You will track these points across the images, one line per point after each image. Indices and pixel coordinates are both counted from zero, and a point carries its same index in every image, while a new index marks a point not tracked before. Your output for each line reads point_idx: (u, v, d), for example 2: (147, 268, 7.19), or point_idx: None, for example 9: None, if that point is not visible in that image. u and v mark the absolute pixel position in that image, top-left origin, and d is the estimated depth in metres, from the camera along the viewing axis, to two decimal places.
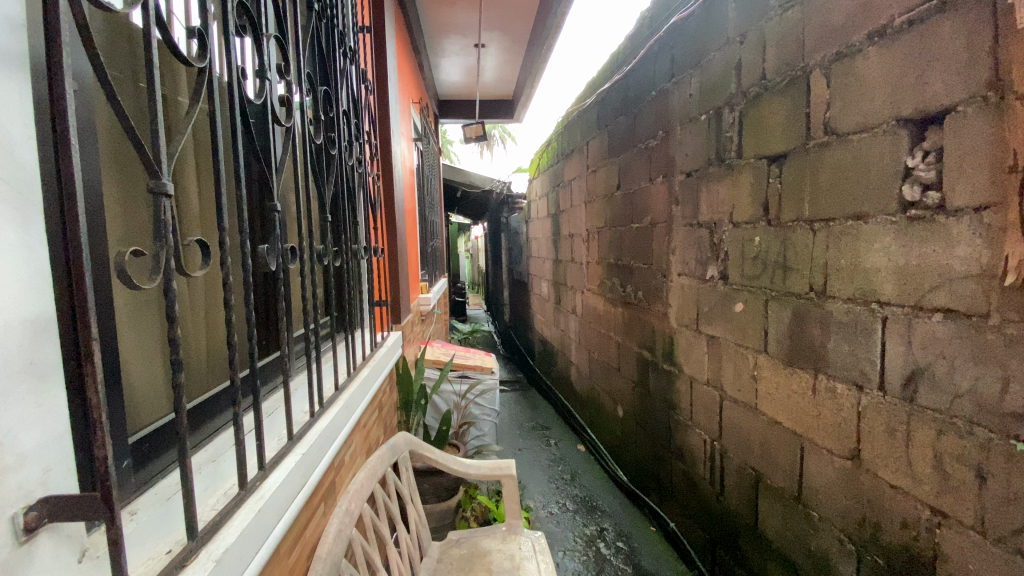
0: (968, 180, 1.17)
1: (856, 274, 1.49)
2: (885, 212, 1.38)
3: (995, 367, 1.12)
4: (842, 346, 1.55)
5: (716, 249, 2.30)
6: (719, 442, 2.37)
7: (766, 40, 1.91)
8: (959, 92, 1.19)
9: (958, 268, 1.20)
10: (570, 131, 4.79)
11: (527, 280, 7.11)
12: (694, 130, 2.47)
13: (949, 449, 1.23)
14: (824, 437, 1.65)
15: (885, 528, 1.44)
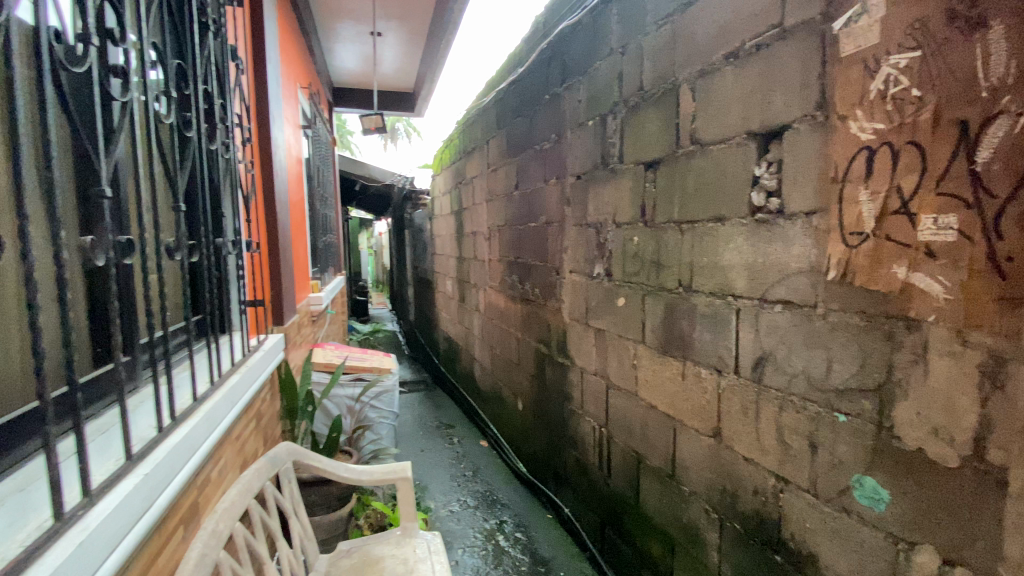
0: (801, 188, 1.33)
1: (715, 271, 1.65)
2: (739, 215, 1.55)
3: (821, 350, 1.29)
4: (705, 335, 1.71)
5: (602, 248, 2.43)
6: (606, 429, 2.51)
7: (643, 53, 2.05)
8: (795, 110, 1.35)
9: (793, 265, 1.36)
10: (470, 129, 4.79)
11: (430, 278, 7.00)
12: (583, 135, 2.59)
13: (788, 423, 1.40)
14: (693, 419, 1.80)
15: (742, 496, 1.61)
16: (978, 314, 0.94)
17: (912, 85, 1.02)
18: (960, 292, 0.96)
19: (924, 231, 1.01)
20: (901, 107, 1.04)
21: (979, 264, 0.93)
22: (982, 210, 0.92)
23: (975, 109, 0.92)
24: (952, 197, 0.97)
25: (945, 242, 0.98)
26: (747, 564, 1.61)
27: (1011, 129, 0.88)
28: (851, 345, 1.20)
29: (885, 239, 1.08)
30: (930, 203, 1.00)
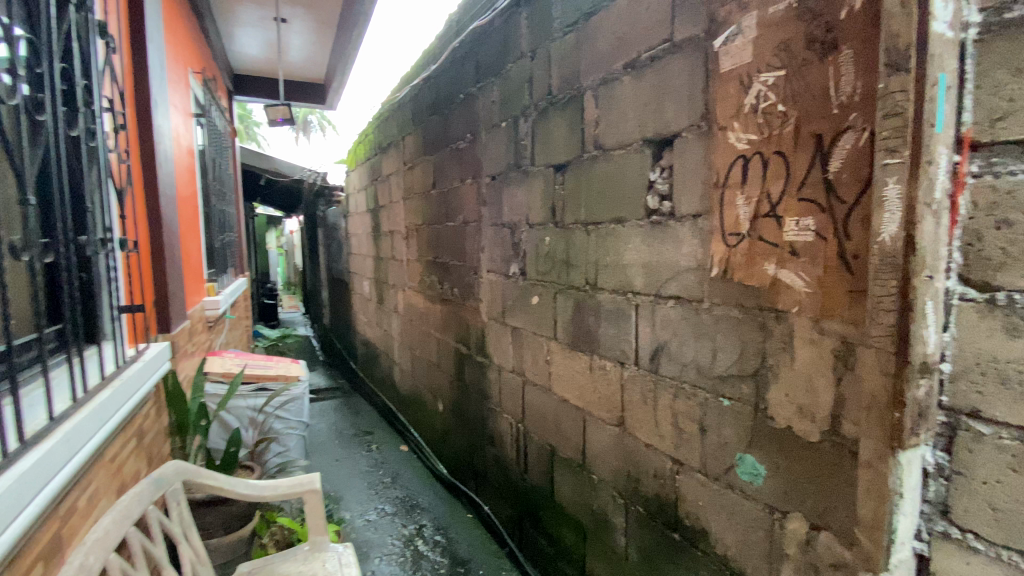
0: (688, 191, 1.44)
1: (618, 269, 1.74)
2: (637, 217, 1.64)
3: (707, 341, 1.40)
4: (609, 330, 1.79)
5: (516, 248, 2.47)
6: (522, 425, 2.55)
7: (551, 58, 2.10)
8: (683, 120, 1.45)
9: (684, 263, 1.47)
10: (385, 125, 4.65)
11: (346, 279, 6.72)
12: (497, 136, 2.61)
13: (682, 409, 1.51)
14: (600, 410, 1.89)
15: (644, 480, 1.71)
16: (831, 305, 1.06)
17: (778, 101, 1.14)
18: (817, 286, 1.08)
19: (788, 232, 1.13)
20: (770, 121, 1.15)
21: (832, 260, 1.04)
22: (834, 212, 1.03)
23: (828, 123, 1.04)
24: (810, 202, 1.08)
25: (805, 241, 1.09)
26: (649, 543, 1.71)
27: (856, 140, 0.99)
28: (732, 335, 1.32)
29: (758, 240, 1.20)
30: (794, 206, 1.11)
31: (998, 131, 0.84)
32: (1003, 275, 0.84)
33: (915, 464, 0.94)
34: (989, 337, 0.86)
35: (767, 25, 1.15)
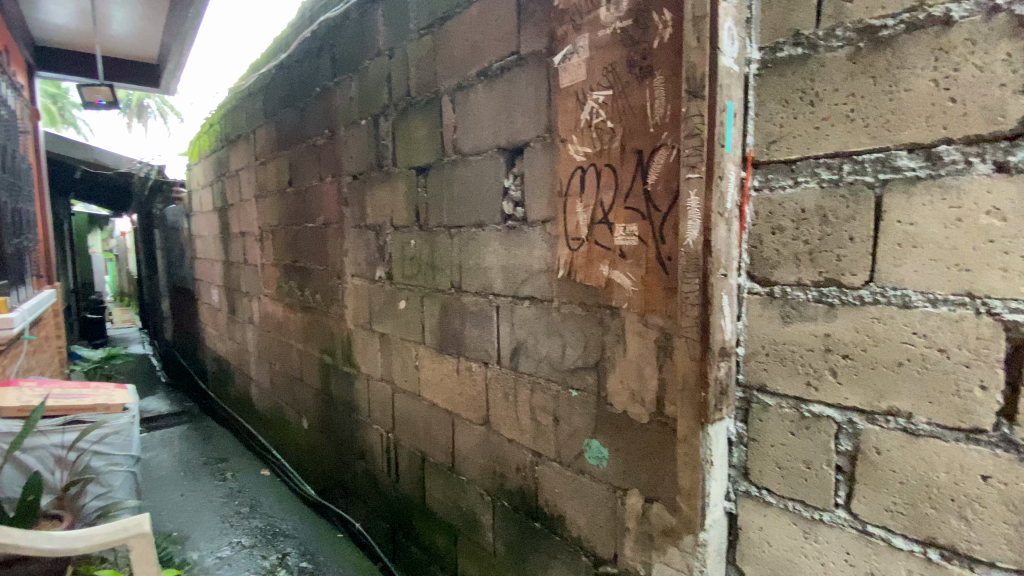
0: (538, 197, 1.52)
1: (479, 272, 1.77)
2: (494, 221, 1.69)
3: (559, 337, 1.49)
4: (473, 331, 1.82)
5: (381, 251, 2.39)
6: (392, 434, 2.48)
7: (408, 59, 2.07)
8: (531, 129, 1.53)
9: (536, 265, 1.54)
10: (232, 115, 4.19)
11: (191, 287, 5.94)
12: (357, 135, 2.50)
13: (539, 403, 1.58)
14: (467, 411, 1.91)
15: (508, 475, 1.76)
16: (653, 301, 1.19)
17: (607, 118, 1.24)
18: (642, 284, 1.21)
19: (618, 237, 1.24)
20: (602, 135, 1.26)
21: (651, 262, 1.18)
22: (653, 219, 1.16)
23: (646, 140, 1.15)
24: (634, 210, 1.20)
25: (631, 245, 1.22)
26: (514, 536, 1.76)
27: (667, 156, 1.11)
28: (578, 330, 1.42)
29: (595, 243, 1.31)
30: (622, 214, 1.23)
31: (772, 152, 1.01)
32: (777, 272, 1.02)
33: (721, 434, 1.10)
34: (770, 323, 1.04)
35: (597, 47, 1.24)
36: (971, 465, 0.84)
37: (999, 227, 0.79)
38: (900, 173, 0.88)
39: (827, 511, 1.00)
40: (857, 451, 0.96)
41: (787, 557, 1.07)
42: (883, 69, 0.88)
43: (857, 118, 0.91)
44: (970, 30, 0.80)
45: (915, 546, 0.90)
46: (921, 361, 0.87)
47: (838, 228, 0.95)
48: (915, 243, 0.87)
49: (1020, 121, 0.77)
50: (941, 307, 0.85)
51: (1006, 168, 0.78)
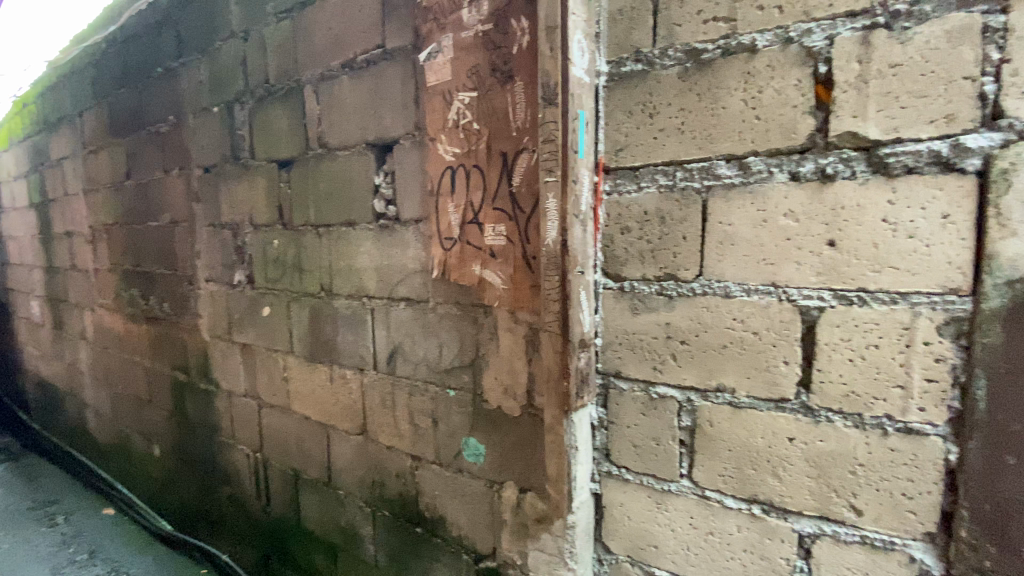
0: (409, 196, 1.48)
1: (350, 273, 1.69)
2: (365, 220, 1.62)
3: (435, 337, 1.45)
4: (346, 336, 1.74)
5: (240, 253, 2.17)
6: (260, 453, 2.27)
7: (266, 43, 1.91)
8: (400, 126, 1.49)
9: (408, 265, 1.50)
10: (50, 94, 3.54)
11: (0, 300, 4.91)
12: (208, 123, 2.25)
13: (416, 406, 1.54)
14: (342, 420, 1.81)
15: (388, 483, 1.70)
16: (521, 299, 1.22)
17: (472, 119, 1.24)
18: (510, 283, 1.22)
19: (487, 237, 1.25)
20: (468, 136, 1.26)
21: (517, 261, 1.20)
22: (518, 220, 1.17)
23: (510, 143, 1.17)
24: (501, 211, 1.21)
25: (499, 245, 1.22)
26: (396, 545, 1.71)
27: (529, 159, 1.14)
28: (452, 330, 1.41)
29: (466, 243, 1.30)
30: (490, 214, 1.23)
31: (619, 159, 1.11)
32: (627, 269, 1.12)
33: (584, 420, 1.17)
34: (623, 315, 1.14)
35: (460, 48, 1.25)
36: (780, 430, 0.98)
37: (794, 227, 0.93)
38: (720, 180, 1.00)
39: (674, 481, 1.12)
40: (695, 425, 1.08)
41: (644, 528, 1.17)
42: (706, 87, 0.99)
43: (687, 130, 1.02)
44: (770, 57, 0.93)
45: (743, 504, 1.04)
46: (741, 343, 1.01)
47: (674, 229, 1.06)
48: (734, 241, 1.00)
49: (807, 137, 0.91)
50: (754, 296, 0.98)
51: (798, 177, 0.92)
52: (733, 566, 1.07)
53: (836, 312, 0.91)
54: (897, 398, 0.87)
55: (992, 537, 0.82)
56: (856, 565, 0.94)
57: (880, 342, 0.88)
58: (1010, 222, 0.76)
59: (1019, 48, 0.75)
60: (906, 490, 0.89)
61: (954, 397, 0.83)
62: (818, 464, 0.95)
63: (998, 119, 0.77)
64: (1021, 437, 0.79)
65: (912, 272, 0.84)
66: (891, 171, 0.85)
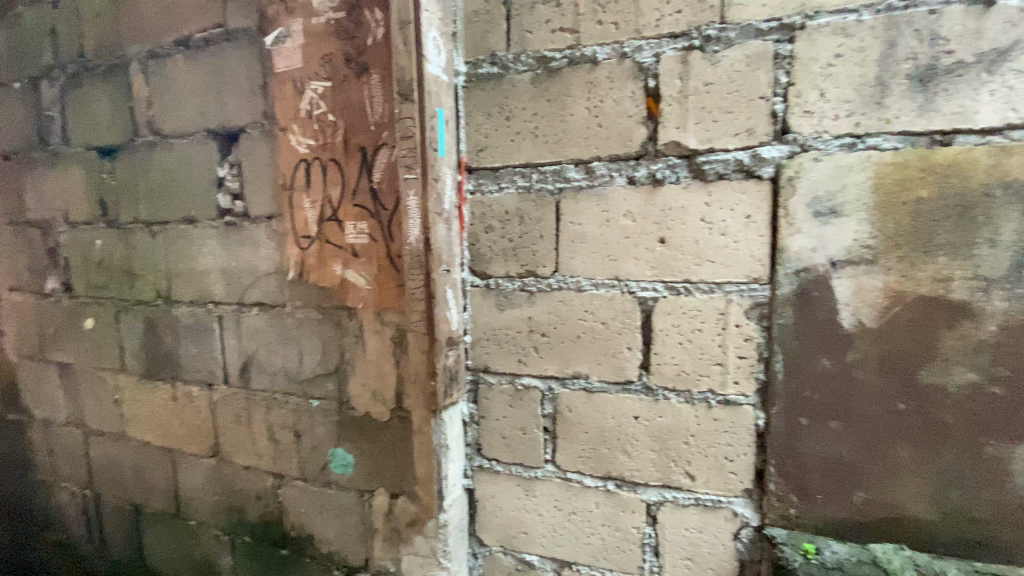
0: (259, 192, 1.36)
1: (193, 277, 1.51)
2: (209, 217, 1.46)
3: (293, 344, 1.35)
4: (192, 349, 1.55)
5: (53, 256, 1.83)
6: (90, 490, 1.94)
7: (78, 10, 1.63)
8: (247, 115, 1.36)
9: (261, 266, 1.38)
10: None
11: None
12: (3, 100, 1.86)
13: (275, 419, 1.42)
14: (190, 443, 1.62)
15: (247, 507, 1.55)
16: (386, 299, 1.17)
17: (328, 111, 1.18)
18: (374, 283, 1.18)
19: (348, 235, 1.19)
20: (323, 128, 1.19)
21: (381, 260, 1.16)
22: (381, 218, 1.14)
23: (368, 137, 1.13)
24: (362, 208, 1.16)
25: (362, 243, 1.17)
26: (260, 571, 1.56)
27: (389, 155, 1.11)
28: (312, 336, 1.31)
29: (326, 242, 1.23)
30: (350, 211, 1.18)
31: (480, 159, 1.13)
32: (491, 267, 1.15)
33: (454, 417, 1.18)
34: (488, 311, 1.16)
35: (311, 35, 1.17)
36: (627, 410, 1.08)
37: (633, 226, 1.02)
38: (570, 182, 1.06)
39: (540, 468, 1.17)
40: (556, 413, 1.14)
41: (514, 516, 1.21)
42: (555, 94, 1.05)
43: (540, 134, 1.07)
44: (609, 70, 1.00)
45: (599, 482, 1.12)
46: (592, 333, 1.08)
47: (532, 227, 1.11)
48: (583, 239, 1.07)
49: (641, 144, 1.00)
50: (601, 289, 1.06)
51: (635, 181, 1.02)
52: (593, 542, 1.15)
53: (669, 301, 1.02)
54: (718, 375, 1.00)
55: (792, 487, 0.97)
56: (693, 526, 1.06)
57: (703, 326, 1.00)
58: (795, 221, 0.91)
59: (800, 74, 0.89)
60: (728, 455, 1.02)
61: (761, 370, 0.98)
62: (659, 437, 1.06)
63: (786, 134, 0.91)
64: (809, 400, 0.94)
65: (725, 265, 0.97)
66: (707, 178, 0.97)
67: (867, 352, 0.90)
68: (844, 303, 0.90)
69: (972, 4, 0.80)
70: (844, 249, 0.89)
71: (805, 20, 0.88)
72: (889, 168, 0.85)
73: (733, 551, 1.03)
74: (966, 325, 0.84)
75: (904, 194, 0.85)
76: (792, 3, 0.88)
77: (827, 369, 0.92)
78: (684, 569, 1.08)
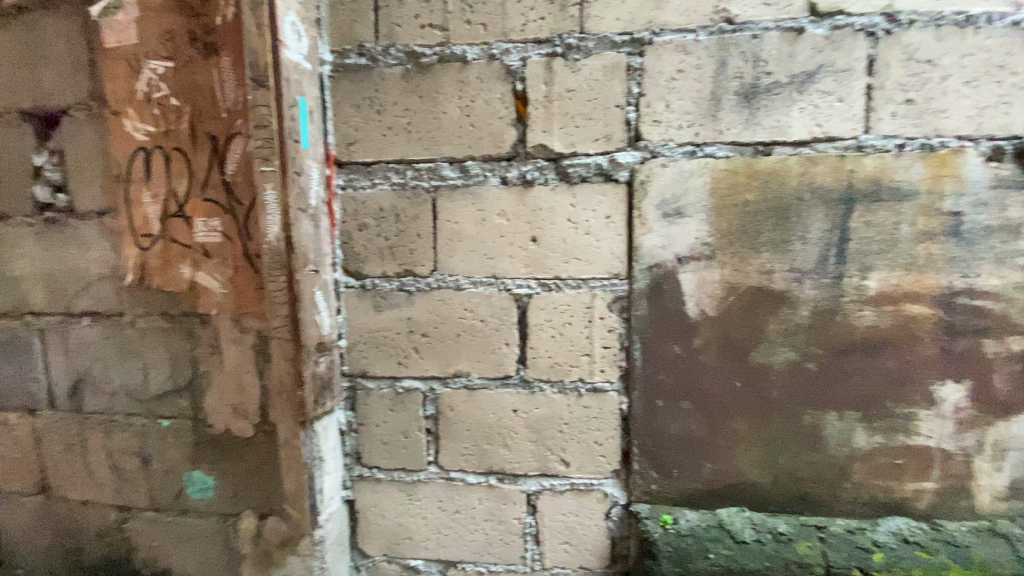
0: (87, 184, 1.18)
1: (4, 284, 1.27)
2: (23, 213, 1.23)
3: (137, 358, 1.19)
4: (5, 369, 1.30)
5: None
6: None
7: None
8: (69, 95, 1.17)
9: (92, 271, 1.19)
10: None
11: None
12: None
13: (117, 445, 1.24)
14: (6, 481, 1.36)
15: (85, 549, 1.33)
16: (246, 303, 1.08)
17: (170, 94, 1.05)
18: (231, 286, 1.07)
19: (198, 233, 1.07)
20: (165, 114, 1.06)
21: (239, 261, 1.06)
22: (236, 214, 1.04)
23: (219, 126, 1.03)
24: (214, 203, 1.05)
25: (215, 242, 1.06)
26: None
27: (244, 146, 1.02)
28: (160, 347, 1.16)
29: (171, 240, 1.10)
30: (200, 207, 1.06)
31: (350, 154, 1.08)
32: (366, 267, 1.10)
33: (329, 426, 1.11)
34: (364, 313, 1.12)
35: (148, 8, 1.04)
36: (506, 405, 1.10)
37: (506, 225, 1.05)
38: (445, 180, 1.06)
39: (422, 471, 1.15)
40: (437, 413, 1.13)
41: (397, 523, 1.18)
42: (426, 90, 1.04)
43: (412, 130, 1.05)
44: (479, 70, 1.01)
45: (481, 477, 1.13)
46: (471, 331, 1.09)
47: (407, 226, 1.08)
48: (459, 237, 1.06)
49: (512, 146, 1.03)
50: (479, 287, 1.07)
51: (507, 182, 1.04)
52: (477, 538, 1.15)
53: (541, 297, 1.05)
54: (587, 366, 1.06)
55: (652, 464, 1.06)
56: (569, 510, 1.11)
57: (573, 320, 1.05)
58: (648, 221, 0.99)
59: (649, 86, 0.97)
60: (598, 440, 1.08)
61: (623, 358, 1.05)
62: (536, 429, 1.09)
63: (638, 141, 0.99)
64: (663, 383, 1.03)
65: (590, 262, 1.03)
66: (572, 180, 1.02)
67: (709, 338, 1.00)
68: (690, 295, 0.99)
69: (784, 32, 0.92)
70: (689, 246, 0.98)
71: (652, 36, 0.96)
72: (723, 173, 0.96)
73: (605, 530, 1.10)
74: (785, 311, 0.97)
75: (735, 197, 0.96)
76: (641, 19, 0.96)
77: (677, 354, 1.02)
78: (563, 553, 1.13)
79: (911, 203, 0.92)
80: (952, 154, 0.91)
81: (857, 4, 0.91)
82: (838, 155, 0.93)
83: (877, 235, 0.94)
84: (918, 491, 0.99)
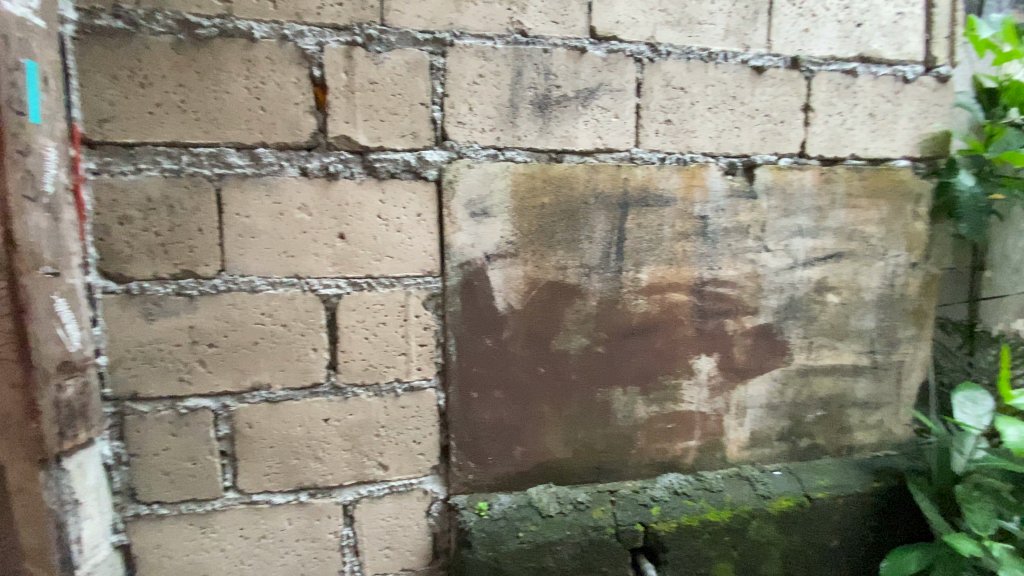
0: None
1: None
2: None
3: None
4: None
5: None
6: None
7: None
8: None
9: None
10: None
11: None
12: None
13: None
14: None
15: None
16: None
17: None
18: None
19: None
20: None
21: None
22: None
23: None
24: None
25: None
26: None
27: None
28: None
29: None
30: None
31: (105, 132, 0.90)
32: (131, 267, 0.94)
33: (89, 461, 0.92)
34: (133, 323, 0.95)
35: None
36: (315, 414, 1.03)
37: (309, 220, 0.98)
38: (232, 169, 0.95)
39: (218, 498, 1.02)
40: (234, 432, 1.01)
41: (189, 562, 1.03)
42: (205, 66, 0.91)
43: (188, 109, 0.92)
44: (269, 50, 0.93)
45: (290, 496, 1.05)
46: (272, 337, 0.99)
47: (185, 220, 0.94)
48: (254, 234, 0.96)
49: (312, 136, 0.96)
50: (279, 289, 0.99)
51: (308, 173, 0.97)
52: (288, 561, 1.07)
53: (351, 298, 1.01)
54: (402, 364, 1.04)
55: (469, 456, 1.09)
56: (389, 514, 1.08)
57: (385, 320, 1.03)
58: (456, 220, 1.01)
59: (452, 87, 0.99)
60: (416, 439, 1.07)
61: (438, 354, 1.06)
62: (350, 436, 1.05)
63: (445, 140, 1.00)
64: (476, 375, 1.07)
65: (401, 259, 1.01)
66: (379, 175, 0.99)
67: (516, 329, 1.06)
68: (498, 290, 1.04)
69: (569, 50, 1.02)
70: (494, 244, 1.03)
71: (453, 38, 0.98)
72: (522, 177, 1.02)
73: (426, 528, 1.10)
74: (578, 302, 1.08)
75: (533, 198, 1.03)
76: (441, 20, 0.97)
77: (488, 346, 1.06)
78: (385, 559, 1.10)
79: (672, 208, 1.09)
80: (699, 167, 1.10)
81: (627, 32, 1.04)
82: (615, 164, 1.06)
83: (647, 235, 1.09)
84: (685, 449, 1.18)
